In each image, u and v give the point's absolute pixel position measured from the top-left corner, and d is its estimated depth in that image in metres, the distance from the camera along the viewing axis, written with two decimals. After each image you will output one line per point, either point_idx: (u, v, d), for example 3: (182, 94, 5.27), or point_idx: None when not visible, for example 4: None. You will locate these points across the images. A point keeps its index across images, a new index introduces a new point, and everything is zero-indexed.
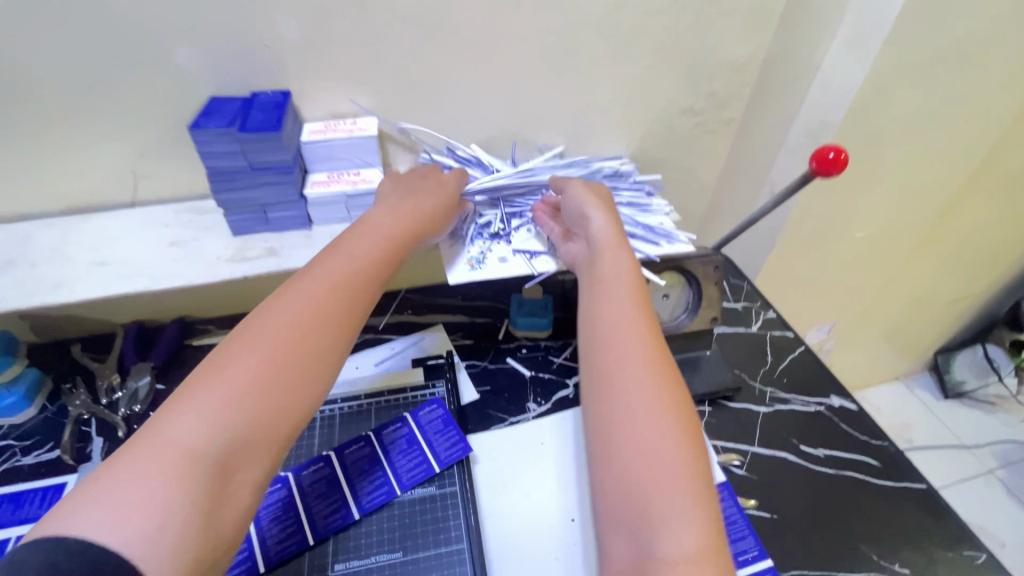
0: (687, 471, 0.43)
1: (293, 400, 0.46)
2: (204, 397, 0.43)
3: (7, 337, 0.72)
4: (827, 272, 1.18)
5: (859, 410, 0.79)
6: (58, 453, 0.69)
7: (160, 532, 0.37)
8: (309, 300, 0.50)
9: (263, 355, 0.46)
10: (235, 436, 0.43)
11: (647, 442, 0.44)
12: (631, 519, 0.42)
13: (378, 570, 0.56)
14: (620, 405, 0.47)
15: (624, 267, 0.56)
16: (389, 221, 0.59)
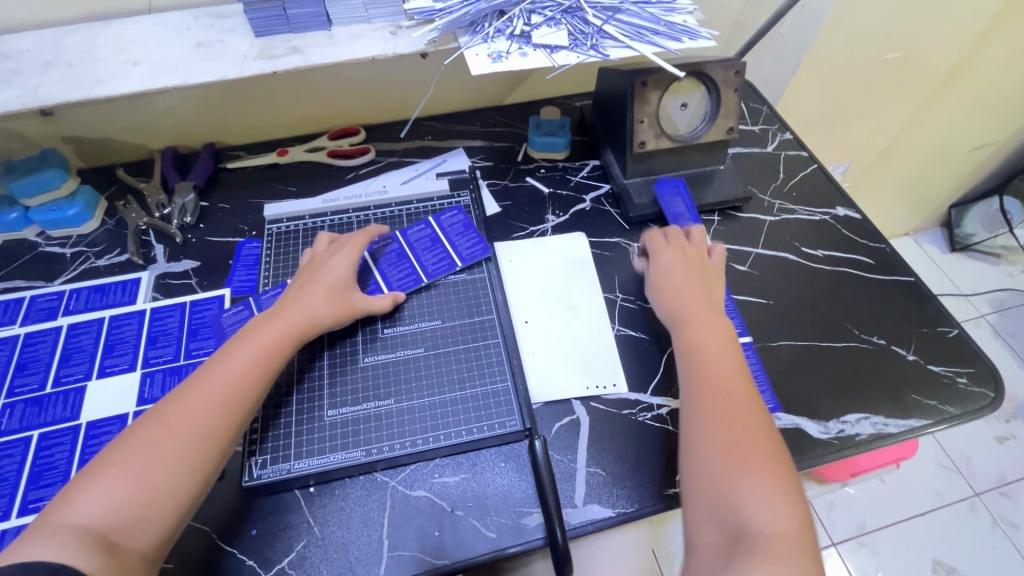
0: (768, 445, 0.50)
1: (204, 434, 0.48)
2: (162, 432, 0.47)
3: (58, 155, 0.77)
4: (850, 102, 1.15)
5: (863, 219, 0.83)
6: (127, 256, 0.76)
7: (131, 496, 0.44)
8: (248, 361, 0.53)
9: (208, 403, 0.50)
10: (185, 433, 0.48)
11: (744, 443, 0.50)
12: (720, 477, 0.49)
13: (421, 333, 0.65)
14: (722, 417, 0.52)
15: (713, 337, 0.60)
16: (301, 300, 0.60)
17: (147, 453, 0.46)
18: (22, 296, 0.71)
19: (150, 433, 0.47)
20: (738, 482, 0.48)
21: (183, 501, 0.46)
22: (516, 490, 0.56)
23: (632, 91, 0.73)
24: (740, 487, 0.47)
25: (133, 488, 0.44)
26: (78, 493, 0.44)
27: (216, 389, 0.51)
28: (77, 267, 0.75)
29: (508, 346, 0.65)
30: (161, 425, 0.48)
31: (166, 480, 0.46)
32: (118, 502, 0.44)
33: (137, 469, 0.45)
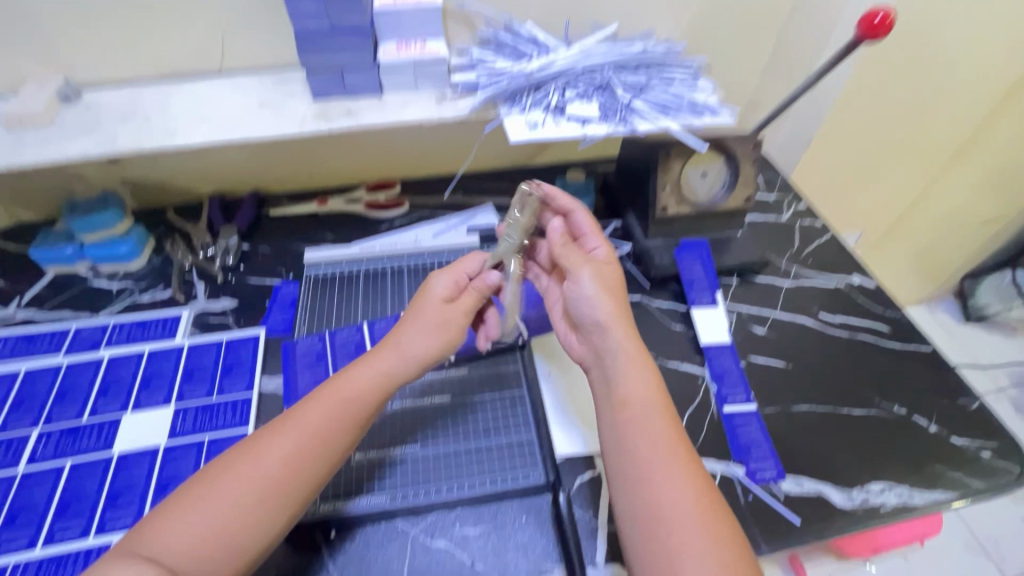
0: (715, 526, 0.47)
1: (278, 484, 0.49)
2: (246, 476, 0.49)
3: (117, 196, 0.83)
4: (860, 175, 1.20)
5: (879, 287, 0.85)
6: (170, 293, 0.80)
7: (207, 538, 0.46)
8: (332, 411, 0.53)
9: (291, 456, 0.51)
10: (257, 482, 0.49)
11: (684, 528, 0.46)
12: (665, 574, 0.45)
13: (447, 381, 0.67)
14: (647, 485, 0.49)
15: (640, 377, 0.55)
16: (402, 336, 0.59)
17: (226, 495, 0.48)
18: (68, 328, 0.75)
19: (235, 474, 0.49)
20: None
21: (253, 543, 0.48)
22: (536, 545, 0.56)
23: (656, 160, 0.78)
24: (676, 565, 0.45)
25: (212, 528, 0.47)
26: (160, 525, 0.47)
27: (297, 445, 0.51)
28: (121, 302, 0.79)
29: (531, 397, 0.66)
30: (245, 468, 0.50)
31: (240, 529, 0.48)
32: (196, 541, 0.46)
33: (212, 511, 0.47)
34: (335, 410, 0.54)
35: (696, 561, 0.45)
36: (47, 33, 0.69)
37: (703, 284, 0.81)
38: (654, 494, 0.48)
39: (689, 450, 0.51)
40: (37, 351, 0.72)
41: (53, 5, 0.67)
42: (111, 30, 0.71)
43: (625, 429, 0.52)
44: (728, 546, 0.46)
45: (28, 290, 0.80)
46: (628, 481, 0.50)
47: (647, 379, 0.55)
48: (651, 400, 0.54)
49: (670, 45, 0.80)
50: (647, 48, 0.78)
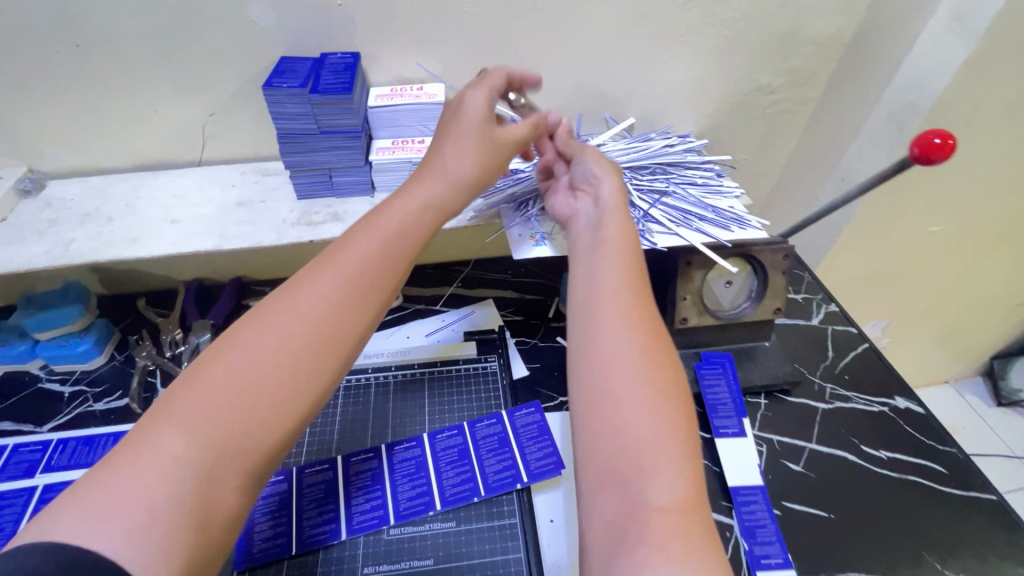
0: (655, 356, 0.44)
1: (303, 342, 0.43)
2: (244, 359, 0.41)
3: (80, 288, 0.75)
4: (890, 266, 1.12)
5: (927, 413, 0.75)
6: (127, 402, 0.71)
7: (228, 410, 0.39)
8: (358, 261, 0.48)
9: (302, 323, 0.44)
10: (274, 335, 0.43)
11: (625, 365, 0.44)
12: (594, 401, 0.43)
13: (431, 538, 0.56)
14: (603, 327, 0.46)
15: (619, 222, 0.54)
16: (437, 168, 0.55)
17: (223, 381, 0.40)
18: (5, 445, 0.66)
19: (226, 360, 0.41)
20: (616, 401, 0.42)
21: (279, 406, 0.41)
22: None
23: (676, 271, 0.67)
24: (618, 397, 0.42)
25: (207, 427, 0.38)
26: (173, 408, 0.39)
27: (319, 302, 0.45)
28: (71, 411, 0.70)
29: (531, 566, 0.55)
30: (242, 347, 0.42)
31: (244, 414, 0.40)
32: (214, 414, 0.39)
33: (229, 379, 0.40)
34: (353, 266, 0.48)
35: (629, 386, 0.43)
36: (11, 124, 0.64)
37: (728, 409, 0.71)
38: (599, 327, 0.46)
39: (646, 297, 0.49)
40: None
41: (19, 96, 0.62)
42: (81, 121, 0.65)
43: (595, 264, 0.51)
44: (669, 388, 0.43)
45: None
46: (582, 314, 0.48)
47: (624, 233, 0.53)
48: (622, 245, 0.53)
49: (689, 147, 0.75)
50: (665, 148, 0.73)
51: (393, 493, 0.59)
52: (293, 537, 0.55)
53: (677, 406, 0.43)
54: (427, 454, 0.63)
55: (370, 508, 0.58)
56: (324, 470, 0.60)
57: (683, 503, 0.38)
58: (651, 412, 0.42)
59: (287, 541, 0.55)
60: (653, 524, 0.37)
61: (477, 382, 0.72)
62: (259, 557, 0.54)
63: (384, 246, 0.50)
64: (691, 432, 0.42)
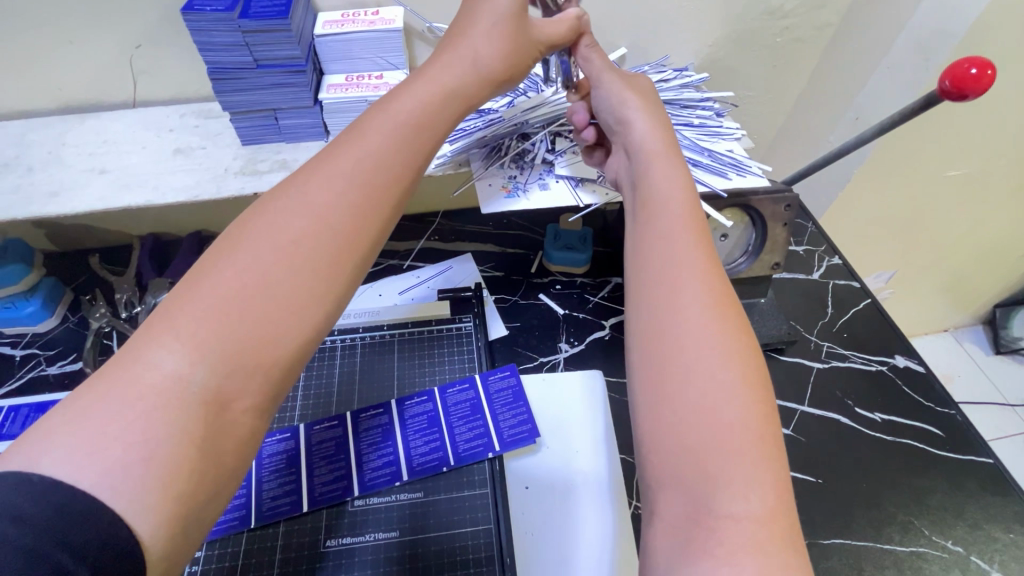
0: (728, 337, 0.37)
1: (317, 245, 0.36)
2: (244, 273, 0.34)
3: (21, 245, 0.70)
4: (901, 215, 1.05)
5: (927, 372, 0.71)
6: (82, 365, 0.67)
7: (235, 318, 0.33)
8: (377, 151, 0.40)
9: (319, 213, 0.36)
10: (288, 231, 0.35)
11: (697, 346, 0.37)
12: (664, 400, 0.36)
13: (397, 509, 0.54)
14: (669, 302, 0.39)
15: (674, 179, 0.45)
16: (466, 45, 0.47)
17: (210, 303, 0.33)
18: None
19: (224, 267, 0.34)
20: (686, 391, 0.36)
21: (299, 317, 0.34)
22: None
23: None
24: (689, 386, 0.36)
25: (211, 342, 0.32)
26: (176, 319, 0.32)
27: (333, 196, 0.37)
28: (25, 375, 0.67)
29: (501, 536, 0.53)
30: (242, 255, 0.34)
31: (253, 336, 0.33)
32: (217, 325, 0.32)
33: (232, 283, 0.33)
34: (370, 156, 0.39)
35: (705, 379, 0.36)
36: None
37: None
38: (664, 306, 0.39)
39: (718, 264, 0.41)
40: None
41: None
42: None
43: (651, 227, 0.43)
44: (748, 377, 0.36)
45: None
46: (644, 298, 0.40)
47: (678, 181, 0.45)
48: (683, 199, 0.44)
49: (686, 83, 0.66)
50: (659, 85, 0.65)
51: (361, 465, 0.56)
52: (252, 509, 0.53)
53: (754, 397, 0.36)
54: (393, 423, 0.59)
55: (334, 480, 0.55)
56: (286, 439, 0.57)
57: (763, 519, 0.32)
58: (729, 403, 0.35)
59: (247, 514, 0.53)
60: (734, 541, 0.31)
61: (449, 344, 0.67)
62: (219, 528, 0.52)
63: (412, 134, 0.42)
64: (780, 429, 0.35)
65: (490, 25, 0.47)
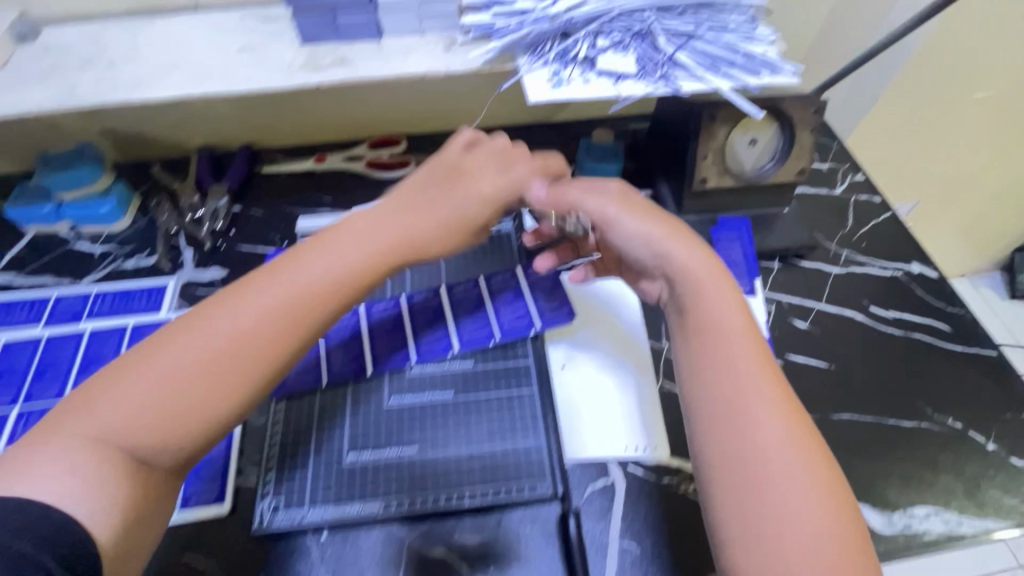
0: (800, 439, 0.44)
1: (247, 365, 0.45)
2: (207, 335, 0.44)
3: (94, 150, 0.75)
4: (926, 141, 1.06)
5: (941, 278, 0.75)
6: (155, 260, 0.74)
7: (167, 400, 0.42)
8: (317, 280, 0.49)
9: (251, 317, 0.46)
10: (236, 335, 0.45)
11: (774, 450, 0.43)
12: (747, 487, 0.42)
13: (450, 374, 0.60)
14: (750, 421, 0.44)
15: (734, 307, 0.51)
16: (422, 211, 0.53)
17: (177, 360, 0.43)
18: (48, 296, 0.69)
19: (194, 333, 0.45)
20: (774, 486, 0.42)
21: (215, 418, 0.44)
22: (544, 561, 0.52)
23: (699, 125, 0.68)
24: (775, 482, 0.42)
25: (174, 388, 0.42)
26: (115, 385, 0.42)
27: (244, 321, 0.46)
28: (105, 268, 0.73)
29: (543, 398, 0.59)
30: (213, 325, 0.45)
31: (212, 389, 0.43)
32: (145, 405, 0.41)
33: (174, 368, 0.43)
34: (300, 279, 0.48)
35: (790, 496, 0.41)
36: None
37: (741, 270, 0.72)
38: (742, 422, 0.44)
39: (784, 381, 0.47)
40: (15, 321, 0.67)
41: None
42: None
43: (714, 366, 0.48)
44: (815, 463, 0.43)
45: (7, 252, 0.74)
46: (720, 431, 0.45)
47: (733, 313, 0.50)
48: (741, 334, 0.49)
49: None
50: None
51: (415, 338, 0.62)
52: (323, 372, 0.60)
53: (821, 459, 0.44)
54: (443, 305, 0.65)
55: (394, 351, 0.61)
56: (349, 316, 0.64)
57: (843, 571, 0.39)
58: (807, 479, 0.42)
59: (318, 376, 0.59)
60: None
61: (491, 243, 0.72)
62: (294, 387, 0.58)
63: (344, 271, 0.50)
64: (860, 537, 0.41)
65: (453, 205, 0.54)
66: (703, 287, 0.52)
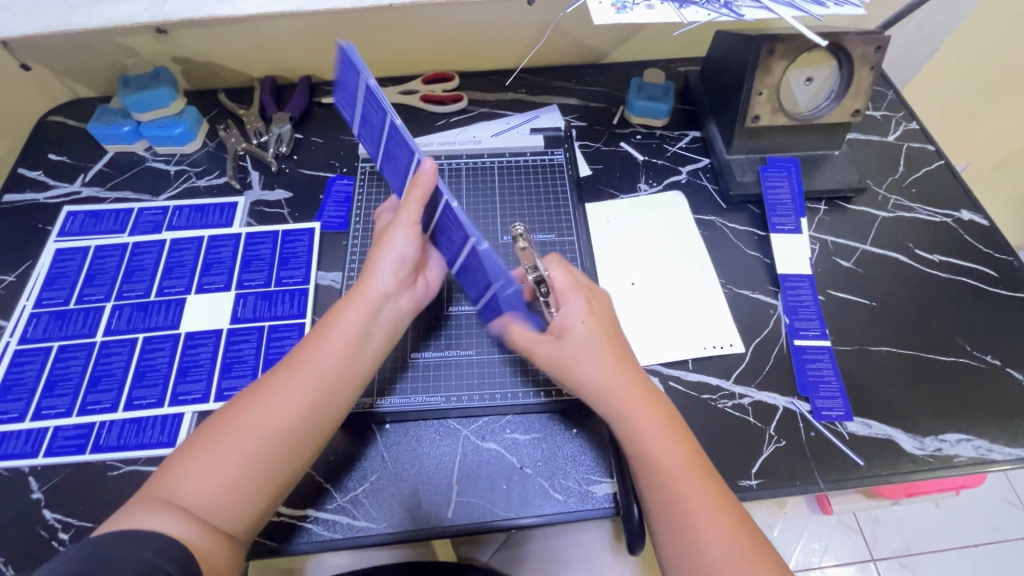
0: (714, 504, 0.46)
1: (294, 441, 0.47)
2: (248, 423, 0.47)
3: (169, 73, 0.78)
4: (989, 96, 1.03)
5: (991, 225, 0.75)
6: (225, 180, 0.79)
7: (232, 477, 0.45)
8: (341, 352, 0.50)
9: (282, 402, 0.48)
10: (274, 413, 0.47)
11: (699, 510, 0.45)
12: (679, 532, 0.45)
13: None
14: (670, 483, 0.46)
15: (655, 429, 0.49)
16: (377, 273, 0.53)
17: (225, 451, 0.46)
18: (131, 208, 0.75)
19: (238, 422, 0.47)
20: (702, 552, 0.44)
21: (273, 486, 0.47)
22: (585, 457, 0.57)
23: (755, 61, 0.67)
24: (706, 548, 0.44)
25: (235, 474, 0.45)
26: (189, 462, 0.45)
27: (282, 401, 0.48)
28: (180, 185, 0.78)
29: None
30: (254, 416, 0.47)
31: (265, 468, 0.46)
32: (219, 481, 0.45)
33: (234, 448, 0.46)
34: (327, 361, 0.50)
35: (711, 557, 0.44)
36: None
37: (787, 208, 0.74)
38: (675, 489, 0.46)
39: (696, 454, 0.48)
40: (103, 229, 0.73)
41: None
42: None
43: (632, 431, 0.49)
44: (737, 533, 0.45)
45: (90, 168, 0.80)
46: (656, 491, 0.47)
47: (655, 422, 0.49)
48: (655, 421, 0.49)
49: None
50: None
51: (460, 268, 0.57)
52: None
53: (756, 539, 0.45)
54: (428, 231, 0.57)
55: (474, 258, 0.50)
56: None
57: None
58: (734, 545, 0.44)
59: None
60: None
61: (545, 172, 0.76)
62: None
63: (349, 344, 0.51)
64: None
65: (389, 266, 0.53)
66: (626, 415, 0.49)
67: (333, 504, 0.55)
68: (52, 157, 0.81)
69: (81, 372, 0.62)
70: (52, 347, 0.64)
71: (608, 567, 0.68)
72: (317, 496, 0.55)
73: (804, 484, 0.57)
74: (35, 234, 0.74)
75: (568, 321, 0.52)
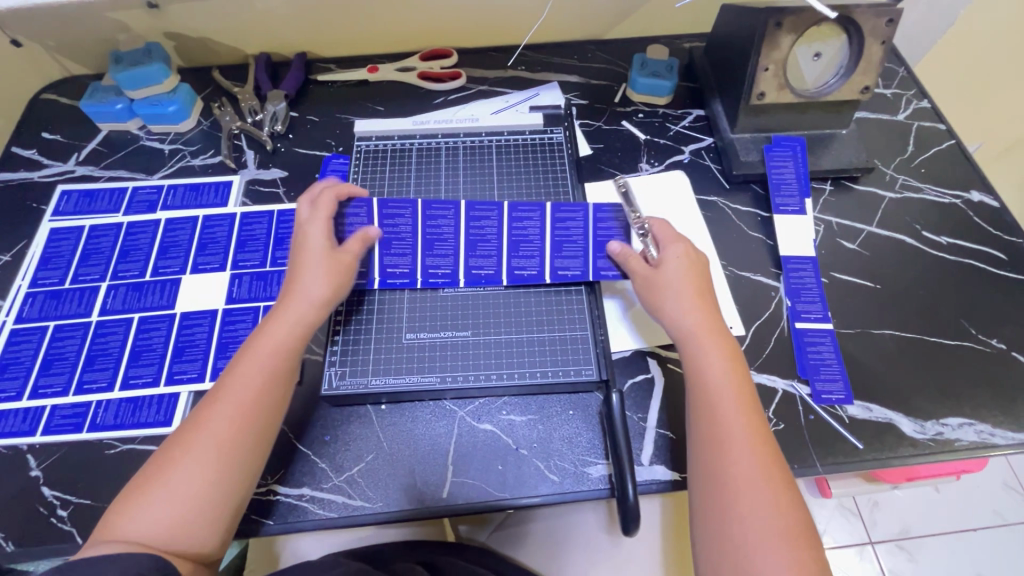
0: (755, 430, 0.47)
1: (236, 450, 0.47)
2: (203, 444, 0.46)
3: (161, 49, 0.77)
4: (1004, 75, 1.00)
5: (1002, 207, 0.73)
6: (220, 159, 0.77)
7: (185, 496, 0.44)
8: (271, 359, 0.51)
9: (217, 416, 0.47)
10: (210, 429, 0.47)
11: (738, 437, 0.46)
12: (712, 448, 0.47)
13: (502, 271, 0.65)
14: (716, 403, 0.49)
15: (720, 357, 0.51)
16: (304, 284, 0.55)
17: (186, 479, 0.44)
18: (125, 187, 0.74)
19: (182, 447, 0.46)
20: (733, 470, 0.45)
21: (228, 496, 0.46)
22: (581, 438, 0.57)
23: (762, 34, 0.64)
24: (735, 469, 0.45)
25: (187, 492, 0.44)
26: (138, 495, 0.44)
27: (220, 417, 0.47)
28: (174, 165, 0.77)
29: (592, 293, 0.63)
30: (199, 438, 0.46)
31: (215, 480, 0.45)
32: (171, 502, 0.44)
33: (182, 470, 0.45)
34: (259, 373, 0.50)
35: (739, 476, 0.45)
36: None
37: (792, 189, 0.72)
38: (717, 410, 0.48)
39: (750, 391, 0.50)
40: (97, 208, 0.73)
41: None
42: None
43: (694, 355, 0.52)
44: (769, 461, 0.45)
45: (84, 146, 0.79)
46: (700, 409, 0.49)
47: (722, 351, 0.51)
48: (718, 351, 0.51)
49: None
50: None
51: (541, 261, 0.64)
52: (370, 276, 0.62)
53: (788, 486, 0.44)
54: (415, 262, 0.63)
55: (570, 206, 0.65)
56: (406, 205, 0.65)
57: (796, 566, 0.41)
58: (760, 467, 0.45)
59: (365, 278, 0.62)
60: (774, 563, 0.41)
61: (544, 151, 0.75)
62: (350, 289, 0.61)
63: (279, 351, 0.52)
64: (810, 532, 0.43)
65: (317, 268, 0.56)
66: (696, 338, 0.52)
67: (329, 484, 0.55)
68: (46, 135, 0.80)
69: (77, 351, 0.62)
70: (48, 327, 0.64)
71: (603, 546, 0.69)
72: (313, 475, 0.55)
73: (802, 467, 0.57)
74: (29, 212, 0.73)
75: (666, 258, 0.57)
